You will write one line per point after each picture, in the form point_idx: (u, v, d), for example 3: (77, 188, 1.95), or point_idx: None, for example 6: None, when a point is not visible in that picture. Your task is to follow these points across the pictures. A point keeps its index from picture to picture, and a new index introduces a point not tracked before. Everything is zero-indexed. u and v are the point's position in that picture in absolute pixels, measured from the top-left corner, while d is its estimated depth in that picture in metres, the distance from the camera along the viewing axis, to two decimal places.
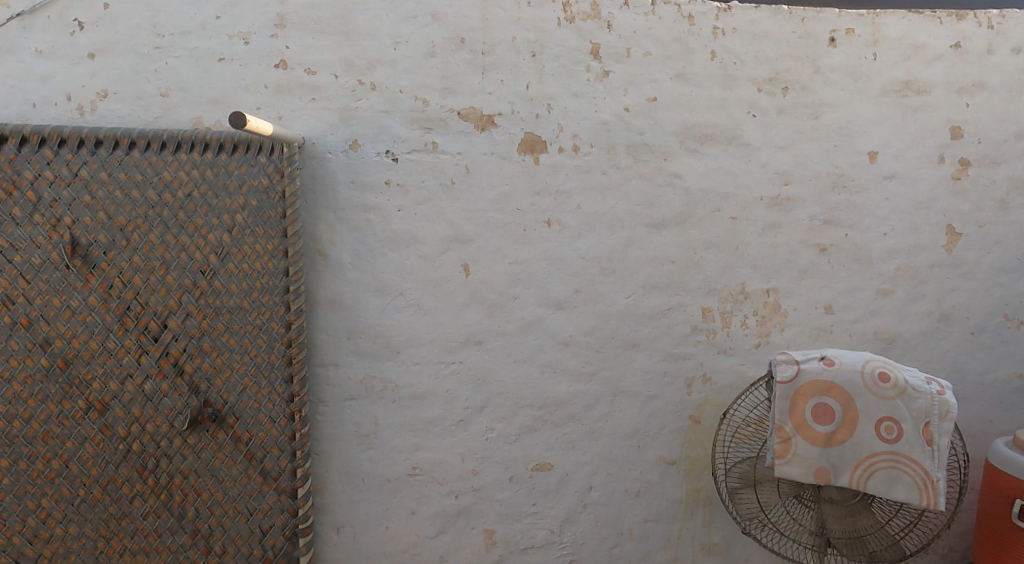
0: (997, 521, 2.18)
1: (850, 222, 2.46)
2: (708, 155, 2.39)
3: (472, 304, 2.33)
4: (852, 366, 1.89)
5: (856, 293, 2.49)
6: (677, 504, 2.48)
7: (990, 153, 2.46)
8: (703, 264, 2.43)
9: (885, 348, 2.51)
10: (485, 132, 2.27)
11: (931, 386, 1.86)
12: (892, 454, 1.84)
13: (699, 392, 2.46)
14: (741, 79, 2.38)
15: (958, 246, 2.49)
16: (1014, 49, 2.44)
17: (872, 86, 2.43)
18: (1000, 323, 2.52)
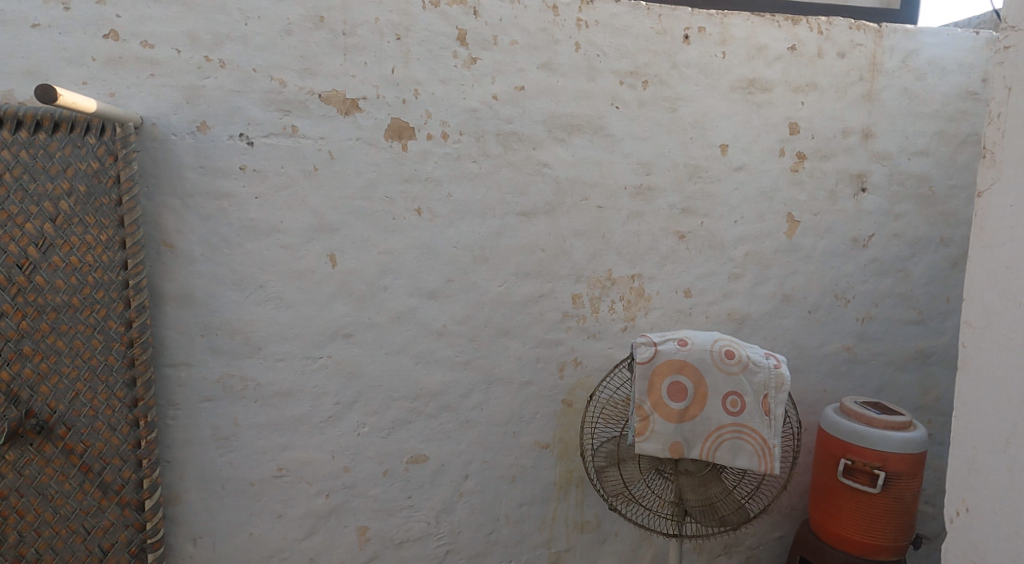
0: (826, 479, 2.44)
1: (705, 211, 2.63)
2: (575, 144, 2.45)
3: (340, 296, 2.24)
4: (702, 345, 2.03)
5: (711, 277, 2.67)
6: (551, 486, 2.55)
7: (821, 147, 2.72)
8: (572, 251, 2.49)
9: (736, 328, 2.71)
10: (349, 117, 2.18)
11: (769, 361, 2.03)
12: (737, 426, 1.99)
13: (571, 376, 2.53)
14: (604, 71, 2.45)
15: (797, 232, 2.73)
16: (840, 53, 2.69)
17: (722, 82, 2.59)
18: (832, 302, 2.80)
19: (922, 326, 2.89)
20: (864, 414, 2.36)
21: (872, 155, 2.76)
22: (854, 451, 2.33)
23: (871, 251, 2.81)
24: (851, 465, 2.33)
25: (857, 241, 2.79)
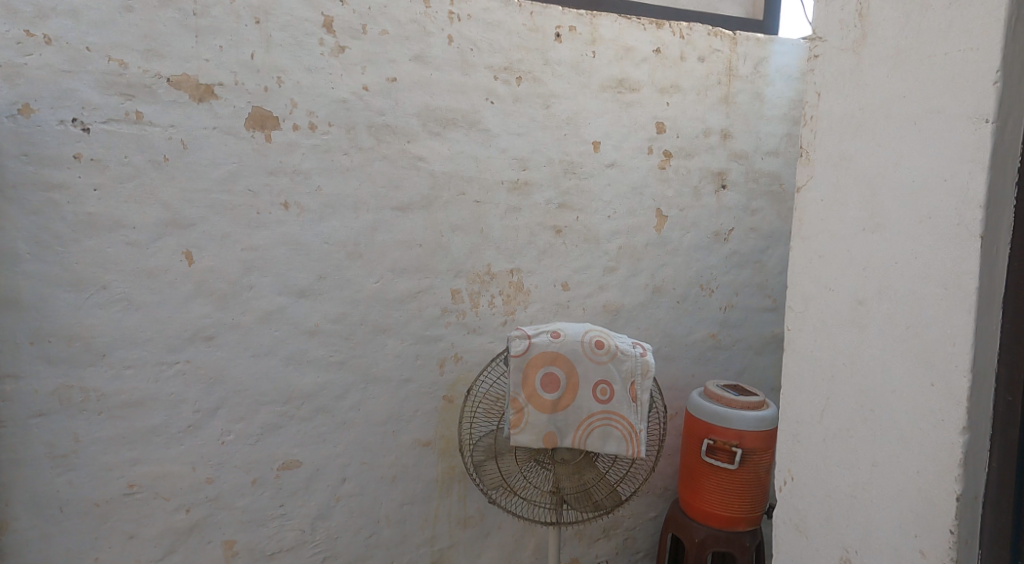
0: (692, 459, 2.60)
1: (580, 206, 2.70)
2: (451, 138, 2.43)
3: (198, 296, 2.09)
4: (573, 336, 2.09)
5: (587, 270, 2.74)
6: (432, 484, 2.52)
7: (685, 146, 2.87)
8: (450, 246, 2.48)
9: (611, 319, 2.81)
10: (203, 104, 2.04)
11: (635, 349, 2.12)
12: (606, 413, 2.07)
13: (451, 372, 2.52)
14: (477, 65, 2.45)
15: (666, 227, 2.87)
16: (700, 57, 2.86)
17: (593, 81, 2.67)
18: (698, 292, 2.97)
19: (775, 312, 3.14)
20: (724, 396, 2.53)
21: (731, 154, 2.96)
22: (715, 431, 2.50)
23: (732, 244, 3.01)
24: (713, 445, 2.49)
25: (719, 235, 2.98)
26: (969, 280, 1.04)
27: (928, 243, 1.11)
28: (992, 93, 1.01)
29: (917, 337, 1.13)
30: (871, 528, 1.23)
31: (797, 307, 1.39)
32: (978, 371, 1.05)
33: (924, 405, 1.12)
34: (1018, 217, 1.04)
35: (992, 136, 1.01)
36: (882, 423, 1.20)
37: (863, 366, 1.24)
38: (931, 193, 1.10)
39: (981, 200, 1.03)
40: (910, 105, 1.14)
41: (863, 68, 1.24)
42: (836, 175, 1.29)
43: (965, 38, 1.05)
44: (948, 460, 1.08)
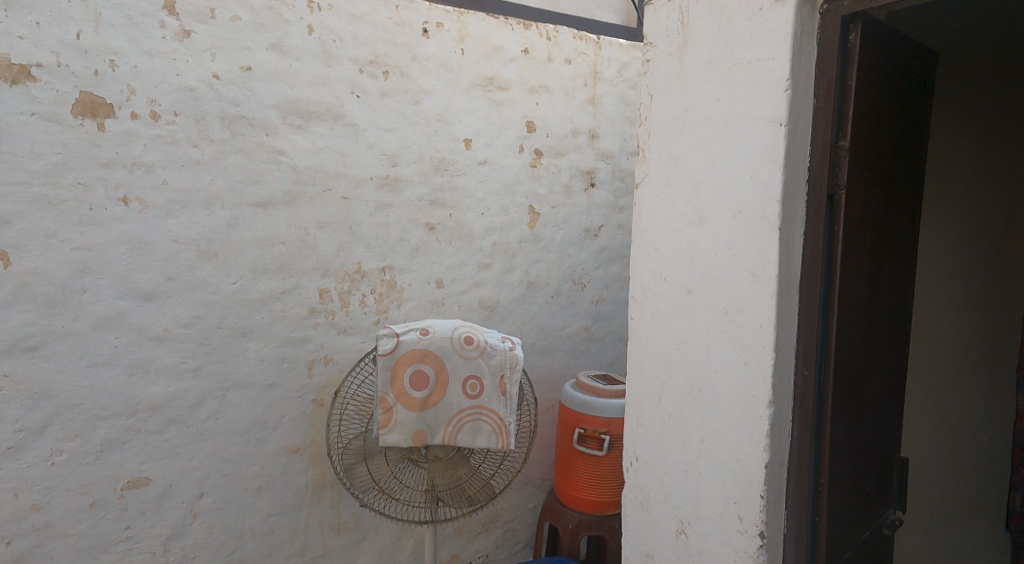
0: (566, 448, 2.68)
1: (453, 203, 2.69)
2: (314, 132, 2.34)
3: (18, 302, 1.88)
4: (443, 333, 2.08)
5: (461, 267, 2.75)
6: (302, 492, 2.42)
7: (555, 145, 2.95)
8: (317, 244, 2.38)
9: (487, 315, 2.83)
10: (18, 87, 1.83)
11: (505, 343, 2.15)
12: (476, 408, 2.08)
13: (320, 374, 2.43)
14: (341, 57, 2.38)
15: (538, 224, 2.94)
16: (566, 59, 2.94)
17: (462, 79, 2.67)
18: (570, 287, 3.07)
19: None
20: (593, 386, 2.62)
21: (598, 154, 3.08)
22: (586, 420, 2.58)
23: (601, 240, 3.13)
24: (583, 433, 2.58)
25: (589, 231, 3.09)
26: (772, 267, 1.19)
27: (739, 234, 1.25)
28: (784, 101, 1.16)
29: (733, 320, 1.26)
30: (703, 499, 1.34)
31: (638, 297, 1.47)
32: (780, 346, 1.20)
33: (741, 382, 1.25)
34: (806, 210, 1.21)
35: (785, 139, 1.16)
36: (708, 401, 1.32)
37: (693, 349, 1.35)
38: (741, 190, 1.24)
39: (778, 196, 1.17)
40: (723, 110, 1.27)
41: (686, 74, 1.34)
42: (667, 173, 1.39)
43: (763, 51, 1.20)
44: (759, 426, 1.23)
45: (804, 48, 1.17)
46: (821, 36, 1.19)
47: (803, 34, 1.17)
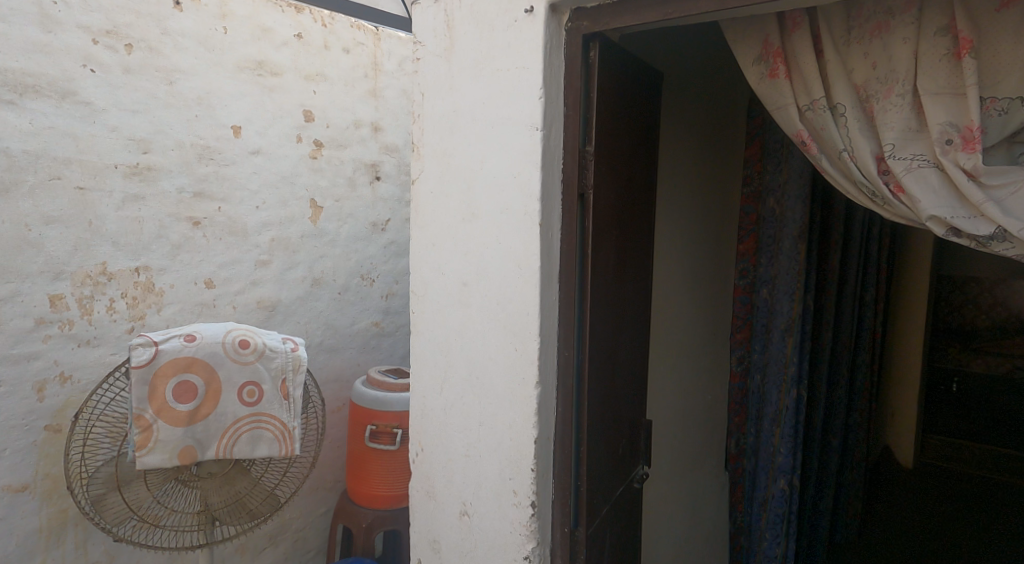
0: (357, 446, 2.63)
1: (222, 195, 2.47)
2: (31, 110, 1.98)
3: None
4: (213, 338, 1.91)
5: (235, 265, 2.54)
6: (36, 535, 2.06)
7: (336, 137, 2.85)
8: (44, 242, 2.03)
9: (266, 316, 2.66)
10: None
11: (286, 345, 2.03)
12: (255, 416, 1.95)
13: (55, 396, 2.08)
14: (65, 24, 2.04)
15: (321, 218, 2.82)
16: (344, 48, 2.85)
17: (226, 60, 2.46)
18: (359, 282, 3.00)
19: None
20: (385, 381, 2.60)
21: (381, 147, 3.04)
22: (377, 416, 2.56)
23: (389, 234, 3.10)
24: (376, 429, 2.55)
25: (376, 225, 3.04)
26: (535, 260, 1.29)
27: (506, 230, 1.33)
28: (539, 108, 1.27)
29: (505, 310, 1.35)
30: (483, 480, 1.42)
31: (419, 291, 1.49)
32: (544, 332, 1.31)
33: (512, 368, 1.34)
34: (561, 207, 1.33)
35: (541, 142, 1.27)
36: (485, 388, 1.39)
37: (471, 340, 1.41)
38: (506, 188, 1.32)
39: (538, 194, 1.27)
40: (488, 112, 1.34)
41: (453, 75, 1.39)
42: (440, 171, 1.43)
43: (519, 59, 1.29)
44: (528, 407, 1.32)
45: (553, 61, 1.29)
46: (566, 50, 1.31)
47: (552, 48, 1.28)
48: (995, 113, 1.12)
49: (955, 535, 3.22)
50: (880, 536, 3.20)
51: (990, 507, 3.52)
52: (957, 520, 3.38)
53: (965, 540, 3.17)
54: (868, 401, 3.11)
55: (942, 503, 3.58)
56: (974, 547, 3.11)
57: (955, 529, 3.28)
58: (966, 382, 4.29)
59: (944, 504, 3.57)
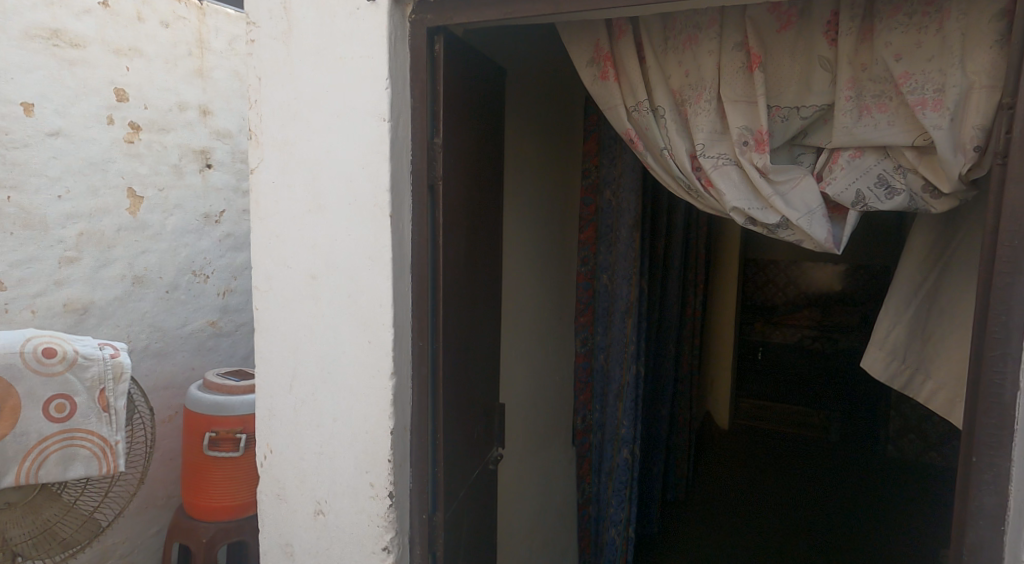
0: (194, 456, 2.44)
1: (12, 182, 2.16)
2: None
3: None
4: (8, 348, 1.66)
5: (33, 264, 2.23)
6: None
7: (156, 119, 2.59)
8: None
9: (77, 320, 2.36)
10: None
11: (104, 351, 1.84)
12: (67, 433, 1.75)
13: None
14: None
15: (141, 209, 2.56)
16: (162, 22, 2.60)
17: (11, 26, 2.14)
18: (190, 279, 2.77)
19: None
20: (224, 384, 2.43)
21: (211, 132, 2.82)
22: (216, 422, 2.39)
23: (224, 227, 2.90)
24: (215, 436, 2.39)
25: (209, 217, 2.83)
26: (387, 251, 1.29)
27: (354, 221, 1.31)
28: (384, 99, 1.26)
29: (356, 302, 1.33)
30: (336, 475, 1.40)
31: (261, 287, 1.42)
32: (397, 323, 1.32)
33: (364, 360, 1.33)
34: (411, 199, 1.34)
35: (388, 133, 1.27)
36: (338, 383, 1.37)
37: (321, 334, 1.37)
38: (354, 179, 1.30)
39: (387, 185, 1.27)
40: (331, 100, 1.31)
41: (291, 60, 1.34)
42: (281, 160, 1.37)
43: (362, 48, 1.27)
44: (383, 398, 1.32)
45: (398, 51, 1.29)
46: (411, 42, 1.31)
47: (396, 39, 1.28)
48: (780, 119, 1.31)
49: (764, 484, 3.70)
50: (705, 492, 3.59)
51: (791, 457, 4.09)
52: (764, 471, 3.88)
53: (770, 488, 3.66)
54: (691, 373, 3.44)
55: (753, 457, 4.09)
56: (778, 493, 3.60)
57: (763, 480, 3.76)
58: (768, 351, 4.90)
59: (755, 459, 4.07)
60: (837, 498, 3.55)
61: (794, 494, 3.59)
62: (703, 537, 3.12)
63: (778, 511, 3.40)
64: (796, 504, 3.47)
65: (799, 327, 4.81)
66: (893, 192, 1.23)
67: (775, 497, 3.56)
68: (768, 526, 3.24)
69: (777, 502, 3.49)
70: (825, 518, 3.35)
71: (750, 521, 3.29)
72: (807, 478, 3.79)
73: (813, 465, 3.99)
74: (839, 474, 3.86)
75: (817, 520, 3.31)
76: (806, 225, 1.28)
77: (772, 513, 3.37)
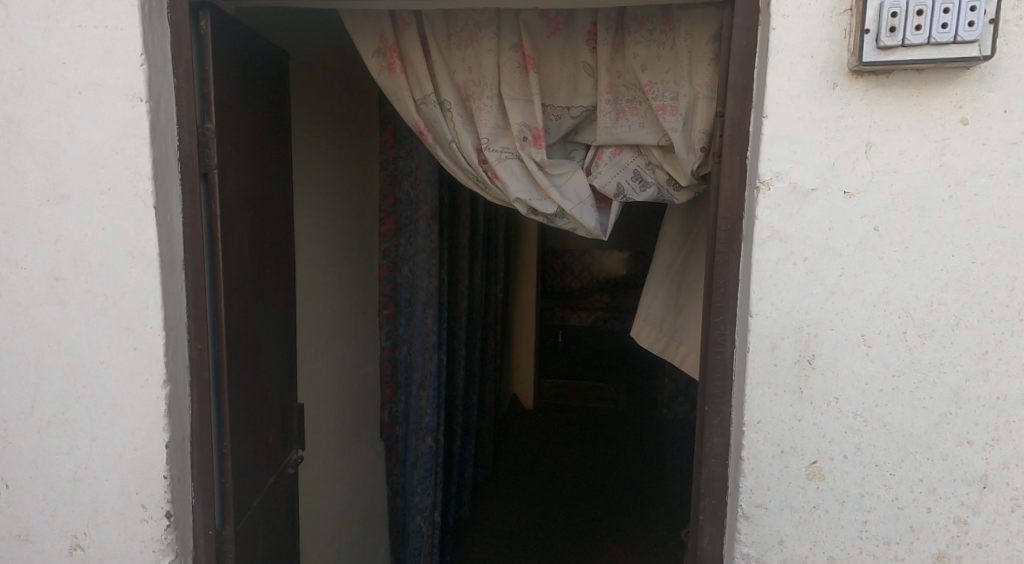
0: None
1: None
2: None
3: None
4: None
5: None
6: None
7: None
8: None
9: None
10: None
11: None
12: None
13: None
14: None
15: None
16: None
17: None
18: None
19: None
20: None
21: None
22: None
23: None
24: None
25: None
26: (151, 246, 1.17)
27: (110, 214, 1.17)
28: (140, 77, 1.14)
29: (116, 304, 1.19)
30: (99, 500, 1.24)
31: None
32: (169, 324, 1.20)
33: (129, 369, 1.20)
34: (181, 188, 1.23)
35: (148, 116, 1.15)
36: (95, 396, 1.22)
37: (72, 343, 1.21)
38: (107, 166, 1.16)
39: (149, 172, 1.15)
40: (72, 76, 1.15)
41: (16, 27, 1.15)
42: (8, 142, 1.17)
43: (108, 18, 1.14)
44: (155, 409, 1.21)
45: (154, 24, 1.16)
46: (171, 16, 1.20)
47: (152, 10, 1.16)
48: (554, 118, 1.43)
49: (564, 456, 3.99)
50: (513, 470, 3.77)
51: (586, 428, 4.44)
52: (564, 444, 4.18)
53: (570, 460, 3.95)
54: (495, 359, 3.61)
55: (553, 432, 4.38)
56: (576, 462, 3.90)
57: (563, 452, 4.06)
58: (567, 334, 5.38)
59: (556, 433, 4.36)
60: (625, 461, 3.94)
61: (591, 462, 3.91)
62: (514, 513, 3.30)
63: (576, 479, 3.69)
64: (592, 470, 3.79)
65: (593, 310, 5.35)
66: (645, 185, 1.40)
67: (573, 466, 3.86)
68: (568, 494, 3.51)
69: (576, 471, 3.79)
70: (616, 480, 3.70)
71: (552, 493, 3.52)
72: (600, 446, 4.17)
73: (604, 433, 4.38)
74: (626, 439, 4.29)
75: (609, 484, 3.64)
76: (579, 214, 1.42)
77: (571, 481, 3.65)
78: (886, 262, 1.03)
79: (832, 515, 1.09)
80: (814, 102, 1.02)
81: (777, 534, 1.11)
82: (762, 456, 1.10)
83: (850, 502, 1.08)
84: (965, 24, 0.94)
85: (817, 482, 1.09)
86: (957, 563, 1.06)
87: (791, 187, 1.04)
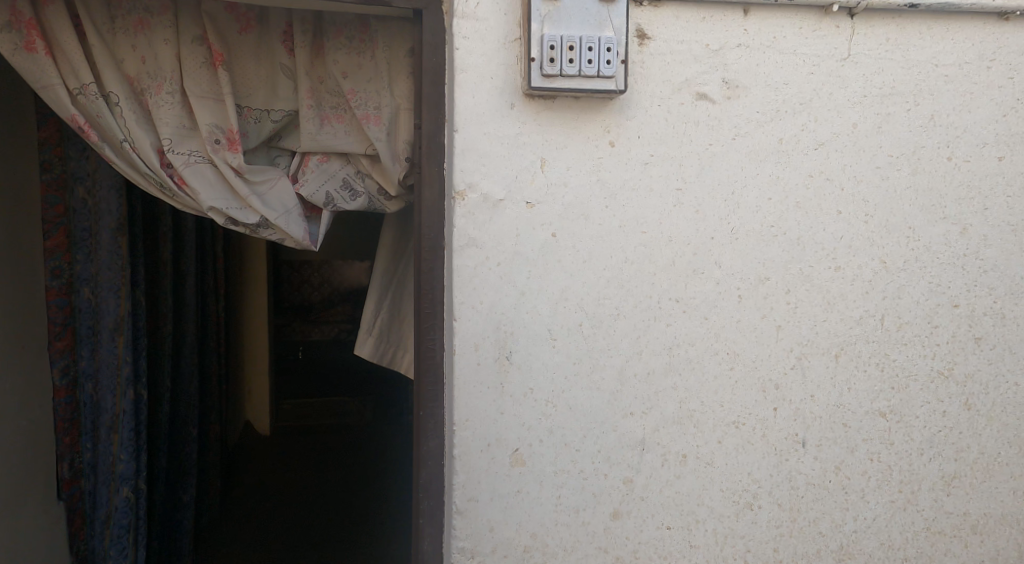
0: None
1: None
2: None
3: None
4: None
5: None
6: None
7: None
8: None
9: None
10: None
11: None
12: None
13: None
14: None
15: None
16: None
17: None
18: None
19: None
20: None
21: None
22: None
23: None
24: None
25: None
26: None
27: None
28: None
29: None
30: None
31: None
32: None
33: None
34: None
35: None
36: None
37: None
38: None
39: None
40: None
41: None
42: None
43: None
44: None
45: None
46: None
47: None
48: (252, 120, 1.33)
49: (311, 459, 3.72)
50: (250, 483, 3.39)
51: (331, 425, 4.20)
52: (310, 462, 3.70)
53: (316, 479, 3.48)
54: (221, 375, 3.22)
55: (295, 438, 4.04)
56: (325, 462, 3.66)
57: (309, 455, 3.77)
58: (309, 350, 5.12)
59: (299, 451, 3.85)
60: (376, 467, 3.59)
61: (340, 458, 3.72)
62: (255, 527, 2.95)
63: (328, 485, 3.40)
64: (341, 487, 3.35)
65: (335, 323, 5.24)
66: (355, 194, 1.37)
67: (323, 466, 3.62)
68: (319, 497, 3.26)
69: (324, 490, 3.34)
70: (370, 476, 3.49)
71: (294, 515, 3.08)
72: (349, 458, 3.75)
73: (352, 443, 3.96)
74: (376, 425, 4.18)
75: (361, 496, 3.27)
76: (284, 224, 1.33)
77: (317, 506, 3.17)
78: (564, 264, 1.18)
79: (532, 496, 1.20)
80: (495, 120, 1.14)
81: (488, 523, 1.19)
82: (471, 451, 1.17)
83: (546, 480, 1.21)
84: (604, 61, 1.11)
85: (519, 467, 1.19)
86: (627, 517, 1.24)
87: (482, 198, 1.14)
